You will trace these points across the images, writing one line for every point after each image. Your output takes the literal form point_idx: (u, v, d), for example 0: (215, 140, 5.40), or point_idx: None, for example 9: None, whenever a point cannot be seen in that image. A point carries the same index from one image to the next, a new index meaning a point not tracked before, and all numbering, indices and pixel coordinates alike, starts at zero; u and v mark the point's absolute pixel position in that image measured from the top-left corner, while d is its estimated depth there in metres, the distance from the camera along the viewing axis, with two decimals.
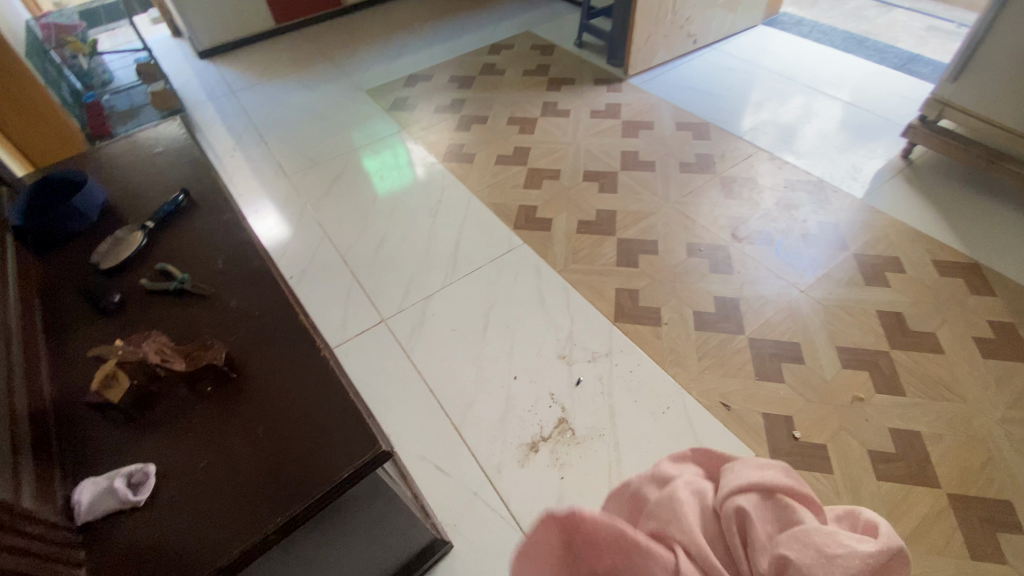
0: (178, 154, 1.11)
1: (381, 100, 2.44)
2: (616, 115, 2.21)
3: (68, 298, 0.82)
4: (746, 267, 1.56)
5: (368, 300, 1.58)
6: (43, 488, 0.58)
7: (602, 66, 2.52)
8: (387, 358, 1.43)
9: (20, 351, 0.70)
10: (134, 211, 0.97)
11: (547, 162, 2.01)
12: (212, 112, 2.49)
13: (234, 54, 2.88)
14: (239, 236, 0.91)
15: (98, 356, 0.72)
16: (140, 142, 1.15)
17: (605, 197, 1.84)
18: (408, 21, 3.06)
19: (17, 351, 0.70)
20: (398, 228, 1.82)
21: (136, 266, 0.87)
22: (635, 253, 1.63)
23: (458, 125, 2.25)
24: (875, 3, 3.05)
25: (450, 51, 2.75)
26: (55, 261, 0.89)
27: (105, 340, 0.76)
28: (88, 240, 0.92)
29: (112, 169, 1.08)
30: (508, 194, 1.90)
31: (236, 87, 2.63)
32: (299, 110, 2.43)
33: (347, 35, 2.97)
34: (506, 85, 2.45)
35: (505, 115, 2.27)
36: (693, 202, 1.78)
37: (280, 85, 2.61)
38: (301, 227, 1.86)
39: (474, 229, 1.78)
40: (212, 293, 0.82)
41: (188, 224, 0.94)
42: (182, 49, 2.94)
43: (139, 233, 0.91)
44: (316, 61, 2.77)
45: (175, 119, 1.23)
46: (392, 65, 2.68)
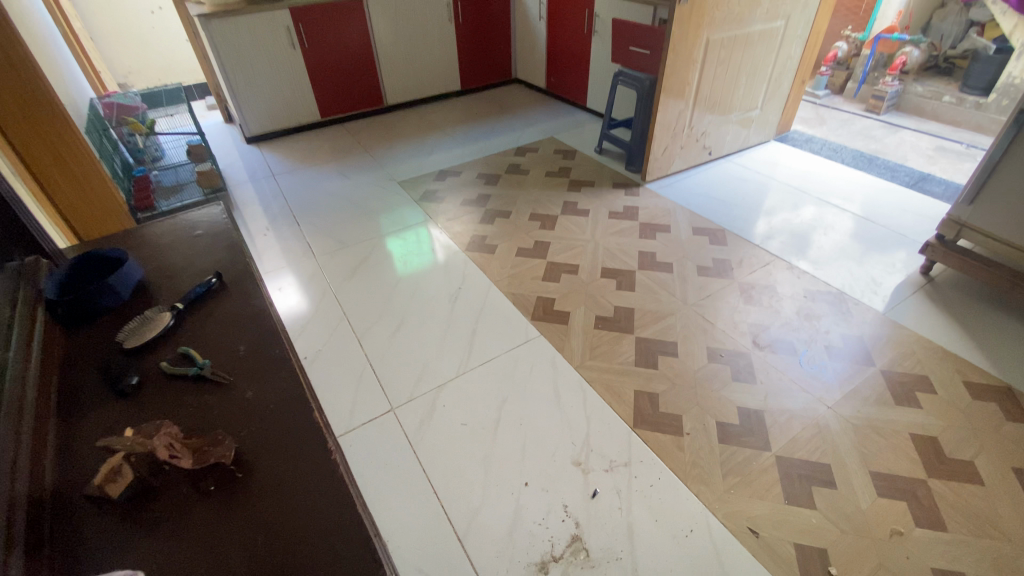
0: (216, 237, 1.15)
1: (411, 190, 2.58)
2: (635, 216, 2.29)
3: (87, 377, 0.81)
4: (768, 378, 1.52)
5: (379, 386, 1.55)
6: None
7: (621, 170, 2.66)
8: (393, 451, 1.37)
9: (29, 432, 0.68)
10: (167, 291, 0.99)
11: (566, 257, 2.05)
12: (251, 192, 2.64)
13: (280, 142, 3.11)
14: (264, 322, 0.92)
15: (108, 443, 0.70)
16: (183, 223, 1.20)
17: (623, 294, 1.85)
18: (442, 121, 3.32)
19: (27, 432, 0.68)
20: (417, 313, 1.82)
21: (160, 347, 0.87)
22: (653, 353, 1.60)
23: (482, 218, 2.34)
24: (880, 126, 3.25)
25: (479, 150, 2.94)
26: (81, 336, 0.89)
27: (115, 424, 0.74)
28: (118, 317, 0.93)
29: (153, 248, 1.12)
30: (526, 285, 1.91)
31: (278, 171, 2.81)
32: (333, 195, 2.57)
33: (385, 131, 3.22)
34: (530, 184, 2.58)
35: (528, 211, 2.36)
36: (712, 305, 1.78)
37: (318, 171, 2.78)
38: (321, 307, 1.88)
39: (492, 318, 1.77)
40: (230, 381, 0.81)
41: (216, 308, 0.95)
42: (233, 135, 3.19)
43: (168, 314, 0.92)
44: (354, 151, 2.98)
45: (219, 203, 1.29)
46: (424, 160, 2.86)
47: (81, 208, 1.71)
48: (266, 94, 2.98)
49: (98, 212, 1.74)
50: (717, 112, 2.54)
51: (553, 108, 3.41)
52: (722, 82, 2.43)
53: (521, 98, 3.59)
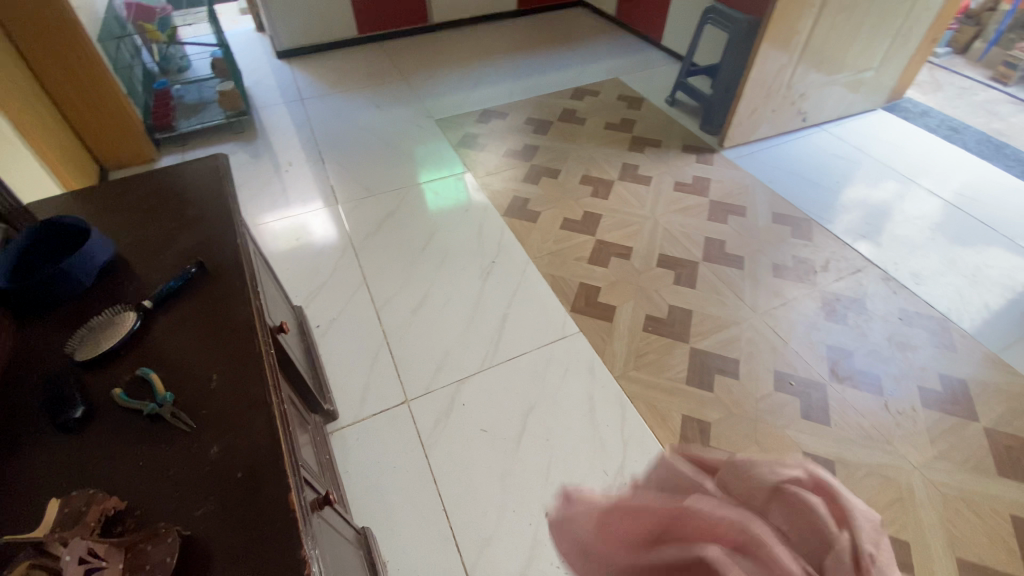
0: (205, 205, 0.96)
1: (449, 132, 2.29)
2: (704, 191, 1.96)
3: (25, 401, 0.65)
4: (844, 420, 1.28)
5: (395, 372, 1.39)
6: None
7: (694, 130, 2.28)
8: (403, 453, 1.23)
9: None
10: (139, 280, 0.81)
11: (619, 236, 1.78)
12: (276, 116, 2.39)
13: (312, 59, 2.80)
14: (245, 340, 0.73)
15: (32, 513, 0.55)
16: (174, 183, 1.00)
17: (681, 290, 1.59)
18: (492, 48, 2.91)
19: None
20: (443, 286, 1.63)
21: (117, 362, 0.70)
22: (709, 372, 1.38)
23: (526, 175, 2.05)
24: (1008, 100, 2.69)
25: (530, 89, 2.58)
26: (29, 336, 0.73)
27: (42, 478, 0.58)
28: (75, 310, 0.76)
29: (133, 215, 0.94)
30: (569, 266, 1.67)
31: (306, 94, 2.54)
32: (363, 130, 2.31)
33: (428, 55, 2.86)
34: (585, 137, 2.24)
35: (579, 172, 2.06)
36: (785, 318, 1.51)
37: (350, 100, 2.50)
38: (340, 267, 1.70)
39: (525, 303, 1.56)
40: (192, 427, 0.64)
41: (193, 311, 0.77)
42: (263, 45, 2.89)
43: (133, 314, 0.74)
44: (391, 78, 2.66)
45: (218, 157, 1.08)
46: (467, 96, 2.52)
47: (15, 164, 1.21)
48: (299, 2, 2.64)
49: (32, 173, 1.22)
50: (824, 69, 2.09)
51: (620, 42, 2.94)
52: (839, 33, 1.97)
53: (585, 27, 3.11)
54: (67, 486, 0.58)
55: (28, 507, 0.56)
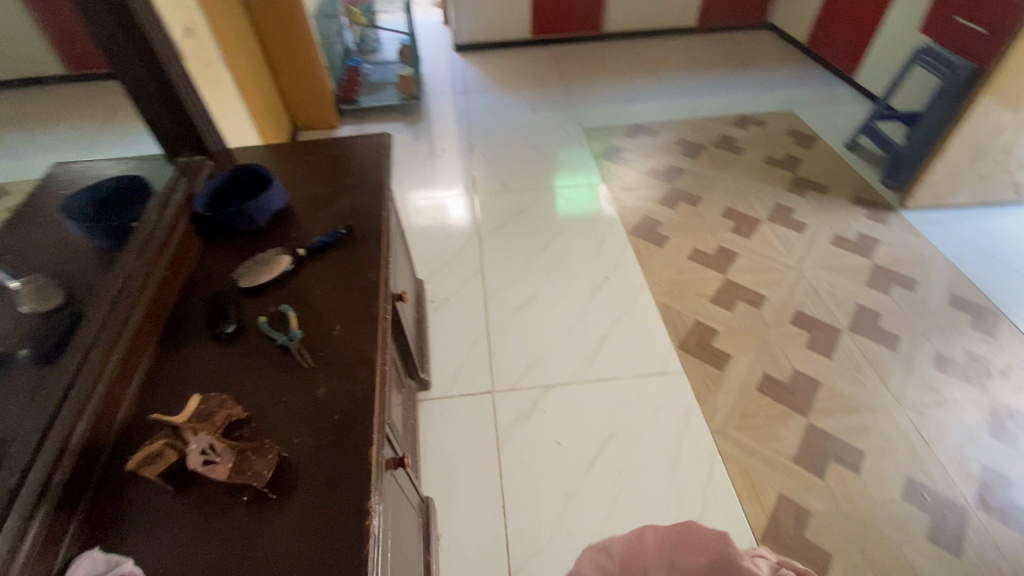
0: (366, 177, 1.08)
1: (596, 142, 2.29)
2: (867, 252, 1.72)
3: (198, 309, 0.81)
4: (986, 563, 1.05)
5: (489, 362, 1.44)
6: (48, 542, 0.53)
7: (871, 182, 2.00)
8: (479, 440, 1.28)
9: (116, 366, 0.68)
10: (300, 230, 0.95)
11: (752, 281, 1.63)
12: (442, 103, 2.60)
13: (485, 54, 2.98)
14: (369, 301, 0.82)
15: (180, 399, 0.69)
16: (345, 153, 1.14)
17: (811, 356, 1.42)
18: (660, 64, 2.84)
19: (113, 365, 0.68)
20: (554, 290, 1.64)
21: (268, 294, 0.83)
22: (823, 456, 1.22)
23: (664, 197, 1.98)
24: None
25: (689, 109, 2.47)
26: (210, 259, 0.89)
27: (196, 375, 0.72)
28: (247, 243, 0.92)
29: (308, 173, 1.09)
30: (688, 301, 1.58)
31: (472, 86, 2.71)
32: (515, 128, 2.40)
33: (593, 63, 2.88)
34: (739, 169, 2.09)
35: (723, 204, 1.93)
36: (937, 421, 1.27)
37: (509, 98, 2.62)
38: (464, 252, 1.80)
39: (631, 328, 1.51)
40: (309, 365, 0.72)
41: (332, 267, 0.88)
42: (446, 37, 3.14)
43: (287, 258, 0.87)
44: (552, 81, 2.73)
45: (385, 135, 1.21)
46: (621, 108, 2.50)
47: (233, 124, 1.38)
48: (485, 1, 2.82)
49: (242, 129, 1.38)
50: None
51: (804, 73, 2.68)
52: None
53: (767, 52, 2.89)
54: (210, 387, 0.71)
55: (178, 396, 0.69)
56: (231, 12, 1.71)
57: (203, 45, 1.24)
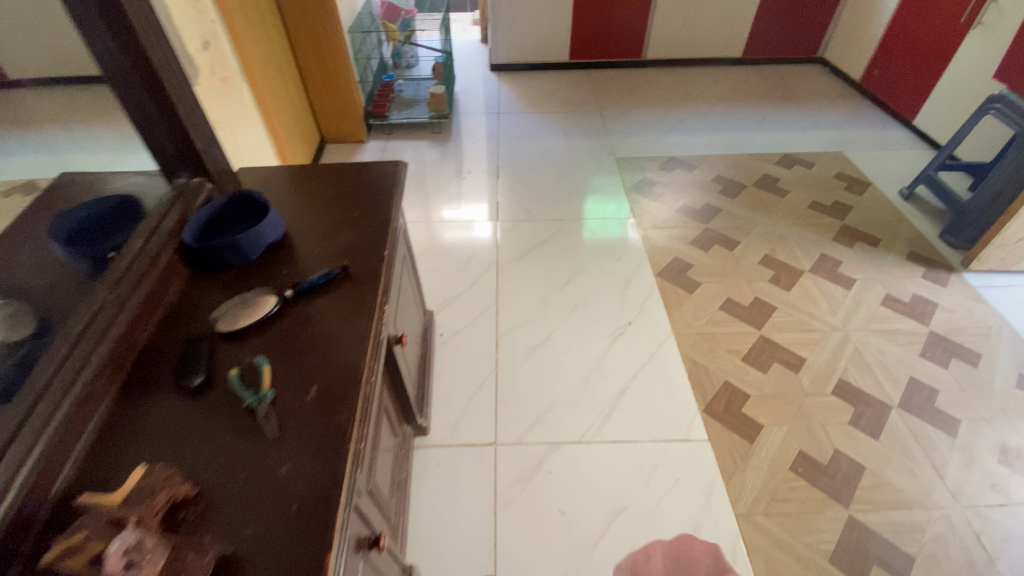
0: (372, 209, 1.00)
1: (628, 173, 2.18)
2: (923, 316, 1.55)
3: (168, 354, 0.73)
4: None
5: (494, 410, 1.33)
6: None
7: (929, 237, 1.83)
8: (475, 499, 1.17)
9: (63, 426, 0.60)
10: (293, 267, 0.87)
11: (790, 341, 1.49)
12: (473, 123, 2.54)
13: (521, 76, 2.92)
14: (353, 359, 0.73)
15: (130, 466, 0.60)
16: (353, 182, 1.07)
17: (855, 434, 1.27)
18: (702, 95, 2.71)
19: (60, 423, 0.60)
20: (572, 332, 1.52)
21: (245, 342, 0.75)
22: (864, 558, 1.07)
23: (698, 237, 1.85)
24: None
25: (730, 144, 2.34)
26: (194, 292, 0.82)
27: (153, 436, 0.64)
28: (233, 279, 0.84)
29: (312, 202, 1.01)
30: (719, 357, 1.45)
31: (505, 108, 2.64)
32: (545, 154, 2.32)
33: (631, 90, 2.78)
34: (781, 212, 1.94)
35: (762, 250, 1.78)
36: (1000, 527, 1.11)
37: (542, 122, 2.54)
38: (479, 282, 1.70)
39: (652, 384, 1.38)
40: (276, 434, 0.64)
41: (321, 313, 0.80)
42: (483, 56, 3.10)
43: (273, 300, 0.79)
44: (586, 107, 2.64)
45: (399, 164, 1.13)
46: (657, 139, 2.38)
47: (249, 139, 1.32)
48: (524, 22, 2.76)
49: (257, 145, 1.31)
50: None
51: (857, 113, 2.52)
52: None
53: (817, 89, 2.74)
54: (164, 452, 0.63)
55: (127, 462, 0.61)
56: (261, 23, 1.68)
57: (222, 58, 1.18)
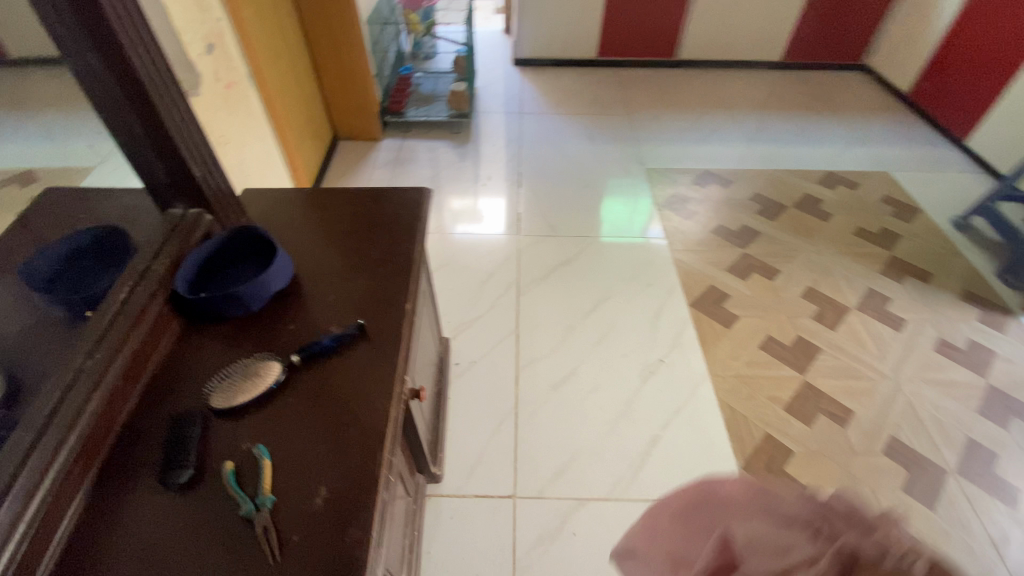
0: (392, 248, 0.88)
1: (659, 186, 2.04)
2: (981, 367, 1.43)
3: (153, 434, 0.62)
4: None
5: (513, 457, 1.22)
6: None
7: (986, 274, 1.70)
8: (492, 560, 1.07)
9: (24, 543, 0.49)
10: (302, 322, 0.76)
11: (836, 390, 1.37)
12: (494, 123, 2.39)
13: (545, 72, 2.76)
14: (368, 451, 0.62)
15: None
16: (371, 212, 0.95)
17: (909, 504, 1.15)
18: (738, 101, 2.55)
19: (20, 543, 0.48)
20: (599, 368, 1.41)
21: (245, 421, 0.64)
22: None
23: (735, 263, 1.72)
24: None
25: (767, 158, 2.19)
26: (187, 351, 0.71)
27: (132, 550, 0.53)
28: (234, 335, 0.73)
29: (324, 236, 0.89)
30: (758, 405, 1.33)
31: (528, 107, 2.50)
32: (569, 161, 2.18)
33: (662, 92, 2.62)
34: (825, 239, 1.81)
35: (804, 282, 1.65)
36: None
37: (567, 124, 2.39)
38: (498, 304, 1.58)
39: (686, 434, 1.27)
40: (278, 555, 0.53)
41: (333, 384, 0.69)
42: (505, 49, 2.93)
43: (278, 369, 0.68)
44: (614, 110, 2.49)
45: (424, 191, 1.00)
46: (690, 149, 2.24)
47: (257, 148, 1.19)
48: (552, 14, 2.59)
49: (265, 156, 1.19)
50: None
51: (904, 128, 2.36)
52: None
53: (861, 99, 2.57)
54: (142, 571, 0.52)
55: None
56: (273, 13, 1.55)
57: (229, 61, 1.05)
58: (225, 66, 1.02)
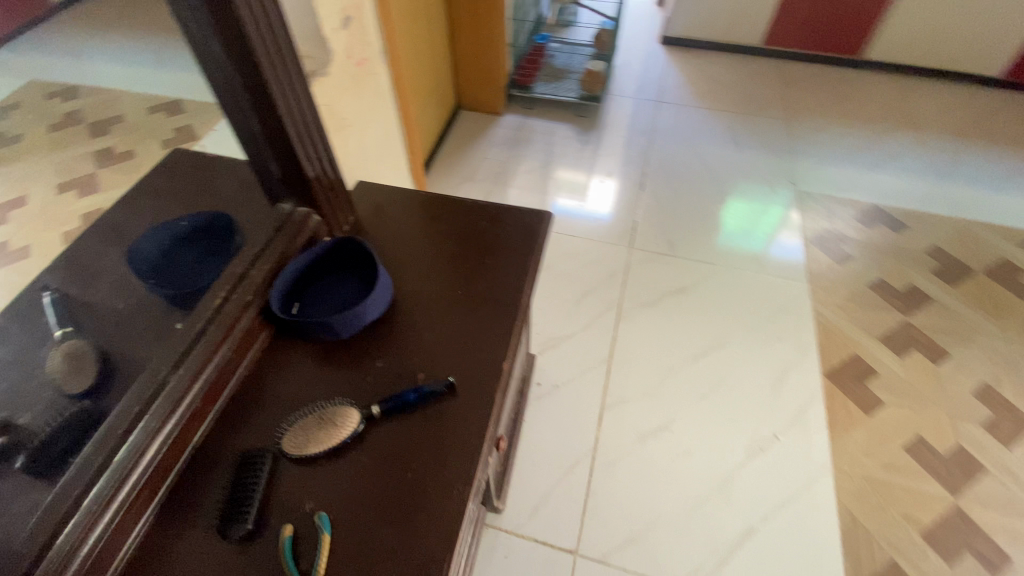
0: (500, 284, 0.77)
1: (809, 216, 1.73)
2: None
3: (223, 467, 0.58)
4: None
5: (583, 506, 1.12)
6: None
7: None
8: None
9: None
10: (391, 360, 0.68)
11: (998, 528, 1.10)
12: (626, 109, 2.16)
13: (695, 56, 2.43)
14: (432, 549, 0.53)
15: None
16: (484, 233, 0.84)
17: None
18: (930, 122, 2.09)
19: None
20: (697, 427, 1.24)
21: (314, 472, 0.58)
22: None
23: (891, 333, 1.42)
24: None
25: (957, 203, 1.77)
26: (272, 371, 0.66)
27: None
28: (321, 361, 0.68)
29: (431, 256, 0.81)
30: (888, 521, 1.11)
31: (667, 95, 2.22)
32: (705, 166, 1.92)
33: (832, 98, 2.21)
34: (1018, 324, 1.44)
35: (978, 375, 1.34)
36: None
37: (710, 122, 2.10)
38: (597, 324, 1.44)
39: (787, 534, 1.09)
40: None
41: (410, 447, 0.60)
42: (653, 23, 2.62)
43: (357, 418, 0.61)
44: (769, 111, 2.14)
45: (546, 214, 0.88)
46: (856, 175, 1.87)
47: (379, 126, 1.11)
48: None
49: (385, 138, 1.12)
50: None
51: None
52: None
53: None
54: None
55: None
56: None
57: (365, 36, 0.97)
58: (359, 43, 0.93)
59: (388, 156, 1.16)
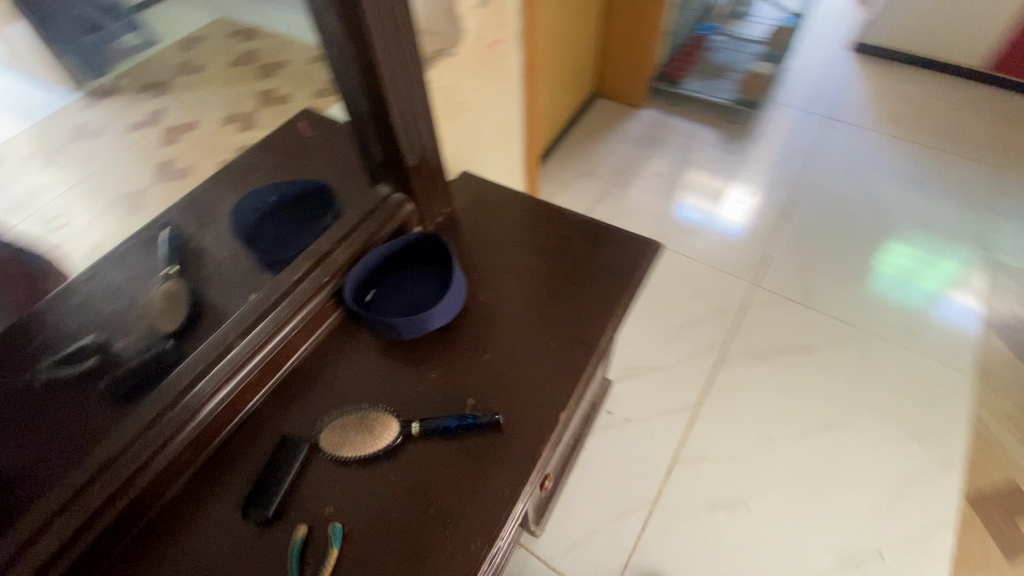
0: (582, 317, 0.69)
1: (1000, 294, 1.38)
2: None
3: (264, 441, 0.58)
4: None
5: (625, 560, 1.03)
6: None
7: None
8: None
9: (101, 529, 0.48)
10: (446, 376, 0.64)
11: None
12: (788, 121, 1.87)
13: (892, 70, 2.03)
14: None
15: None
16: (579, 255, 0.76)
17: None
18: None
19: (97, 528, 0.48)
20: (779, 514, 1.07)
21: (343, 474, 0.56)
22: None
23: None
24: None
25: None
26: (332, 354, 0.65)
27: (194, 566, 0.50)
28: (378, 357, 0.65)
29: (516, 268, 0.75)
30: None
31: (844, 113, 1.88)
32: (871, 206, 1.60)
33: None
34: None
35: None
36: None
37: (891, 153, 1.74)
38: (690, 363, 1.29)
39: None
40: None
41: (439, 479, 0.56)
42: (846, 25, 2.23)
43: (394, 433, 0.58)
44: (977, 152, 1.73)
45: (655, 247, 0.76)
46: None
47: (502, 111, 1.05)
48: None
49: (504, 125, 1.06)
50: None
51: None
52: None
53: None
54: None
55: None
56: None
57: (503, 15, 0.90)
58: (493, 20, 0.87)
59: (505, 143, 1.10)
